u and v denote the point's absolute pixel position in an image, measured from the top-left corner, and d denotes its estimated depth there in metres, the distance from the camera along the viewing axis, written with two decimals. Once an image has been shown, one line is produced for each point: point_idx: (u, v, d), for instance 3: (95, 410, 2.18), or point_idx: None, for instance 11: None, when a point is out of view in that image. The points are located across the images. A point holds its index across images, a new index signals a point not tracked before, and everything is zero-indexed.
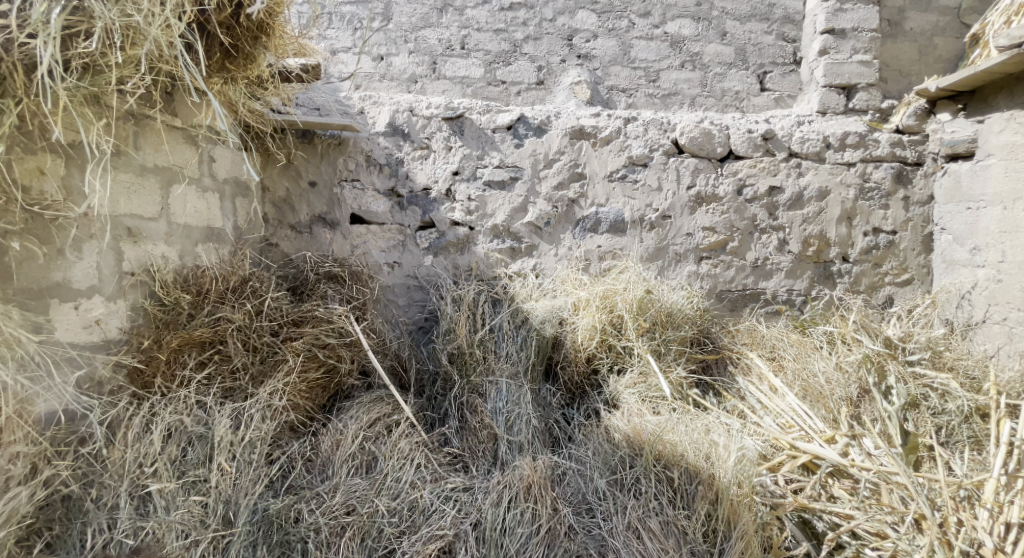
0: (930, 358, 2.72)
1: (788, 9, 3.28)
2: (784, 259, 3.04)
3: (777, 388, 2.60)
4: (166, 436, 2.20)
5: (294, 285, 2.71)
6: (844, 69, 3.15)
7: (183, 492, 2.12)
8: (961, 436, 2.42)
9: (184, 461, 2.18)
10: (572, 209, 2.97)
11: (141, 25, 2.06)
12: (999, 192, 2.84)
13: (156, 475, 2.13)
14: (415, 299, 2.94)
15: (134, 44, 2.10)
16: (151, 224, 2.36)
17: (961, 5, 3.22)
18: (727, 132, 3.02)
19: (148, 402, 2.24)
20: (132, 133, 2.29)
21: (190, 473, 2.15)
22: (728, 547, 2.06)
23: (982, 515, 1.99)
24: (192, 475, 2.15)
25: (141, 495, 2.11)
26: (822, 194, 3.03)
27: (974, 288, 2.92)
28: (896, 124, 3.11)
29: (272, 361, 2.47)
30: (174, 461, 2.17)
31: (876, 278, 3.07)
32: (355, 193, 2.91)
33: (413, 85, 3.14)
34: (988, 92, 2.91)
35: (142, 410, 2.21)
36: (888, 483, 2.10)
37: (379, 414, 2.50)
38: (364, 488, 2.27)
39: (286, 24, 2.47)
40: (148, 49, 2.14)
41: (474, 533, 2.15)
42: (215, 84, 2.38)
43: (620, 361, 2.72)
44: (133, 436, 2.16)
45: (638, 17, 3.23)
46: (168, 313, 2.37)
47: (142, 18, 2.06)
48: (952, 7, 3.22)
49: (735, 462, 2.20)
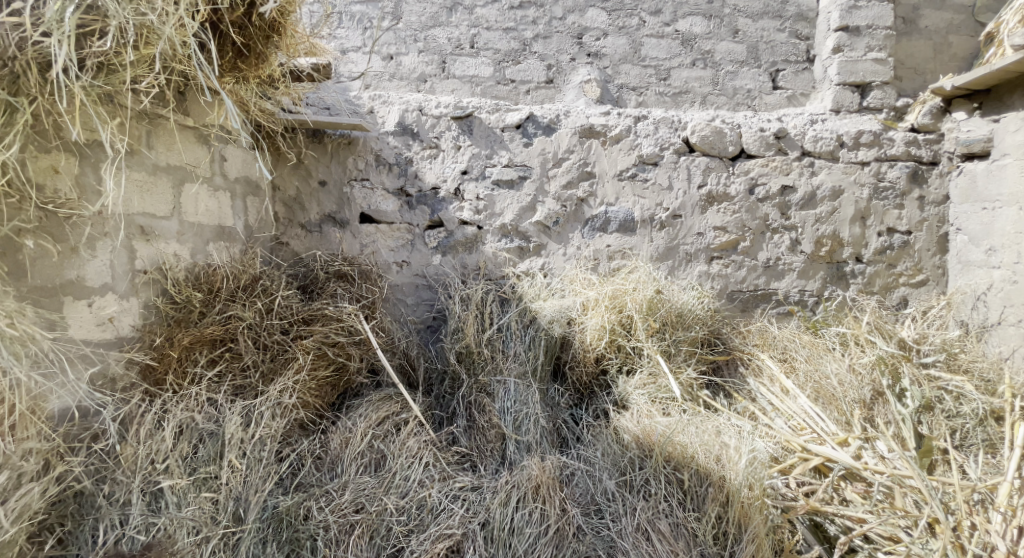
0: (945, 360, 2.68)
1: (801, 7, 3.24)
2: (797, 259, 3.00)
3: (789, 390, 2.57)
4: (177, 433, 2.22)
5: (304, 284, 2.72)
6: (859, 67, 3.10)
7: (194, 489, 2.15)
8: (975, 439, 2.37)
9: (195, 458, 2.20)
10: (581, 209, 2.96)
11: (154, 24, 2.08)
12: (1015, 192, 2.78)
13: (168, 471, 2.15)
14: (424, 298, 2.93)
15: (148, 44, 2.12)
16: (163, 222, 2.38)
17: (976, 3, 3.16)
18: (739, 131, 2.99)
19: (159, 399, 2.26)
20: (145, 132, 2.31)
21: (201, 470, 2.17)
22: (739, 549, 2.04)
23: (995, 519, 1.97)
24: (203, 472, 2.17)
25: (152, 491, 2.13)
26: (835, 194, 2.99)
27: (990, 290, 2.86)
28: (912, 123, 3.05)
29: (281, 359, 2.48)
30: (185, 458, 2.19)
31: (891, 279, 3.02)
32: (365, 192, 2.92)
33: (421, 85, 3.14)
34: (1004, 91, 2.85)
35: (154, 407, 2.23)
36: (901, 487, 2.08)
37: (388, 412, 2.50)
38: (373, 486, 2.27)
39: (297, 24, 2.47)
40: (162, 49, 2.16)
41: (482, 533, 2.14)
42: (227, 83, 2.39)
43: (629, 362, 2.69)
44: (145, 433, 2.19)
45: (649, 15, 3.21)
46: (180, 310, 2.39)
47: (156, 17, 2.07)
48: (967, 5, 3.17)
49: (746, 464, 2.18)
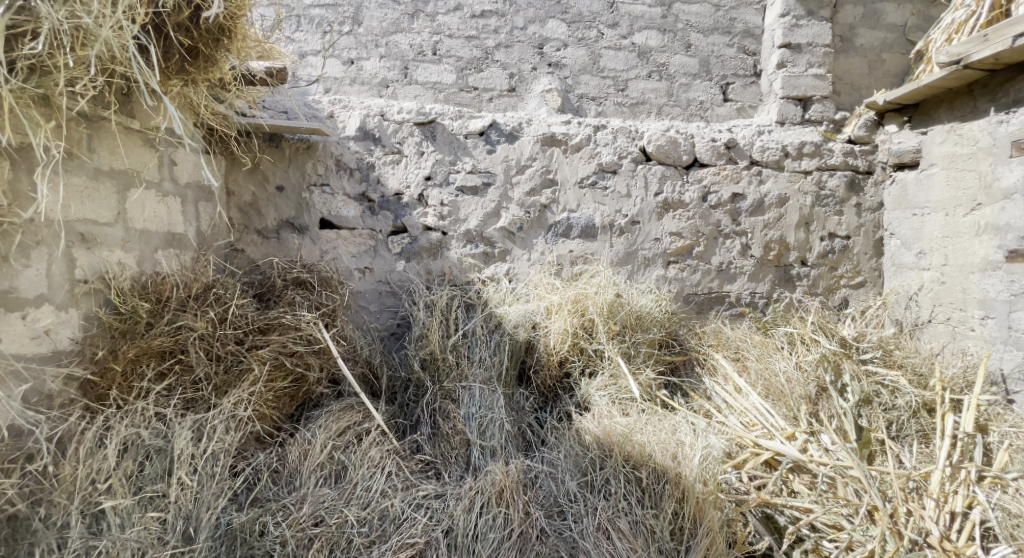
0: (882, 356, 2.82)
1: (748, 23, 3.26)
2: (747, 263, 3.10)
3: (741, 388, 2.68)
4: (121, 450, 2.16)
5: (260, 292, 2.65)
6: (801, 82, 3.17)
7: (139, 509, 2.09)
8: (910, 430, 2.53)
9: (141, 476, 2.15)
10: (544, 215, 3.00)
11: (90, 26, 2.01)
12: (941, 200, 2.93)
13: (110, 492, 2.10)
14: (387, 304, 2.91)
15: (84, 46, 2.05)
16: (107, 229, 2.28)
17: (906, 22, 3.23)
18: (693, 141, 3.06)
19: (102, 415, 2.18)
20: (86, 136, 2.21)
21: (147, 489, 2.13)
22: (694, 544, 2.11)
23: (928, 505, 2.16)
24: (149, 491, 2.12)
25: (93, 513, 2.07)
26: (781, 201, 3.09)
27: (921, 290, 3.01)
28: (849, 135, 3.17)
29: (236, 371, 2.41)
30: (130, 477, 2.14)
31: (833, 281, 3.14)
32: (325, 198, 2.87)
33: (384, 90, 3.07)
34: (931, 106, 2.99)
35: (96, 424, 2.16)
36: (843, 477, 2.25)
37: (349, 423, 2.47)
38: (333, 498, 2.24)
39: (249, 27, 2.41)
40: (99, 51, 2.09)
41: (445, 540, 2.16)
42: (173, 87, 2.32)
43: (590, 364, 2.74)
44: (86, 452, 2.12)
45: (607, 28, 3.19)
46: (125, 322, 2.30)
47: (91, 19, 2.01)
48: (898, 25, 3.23)
49: (699, 462, 2.28)
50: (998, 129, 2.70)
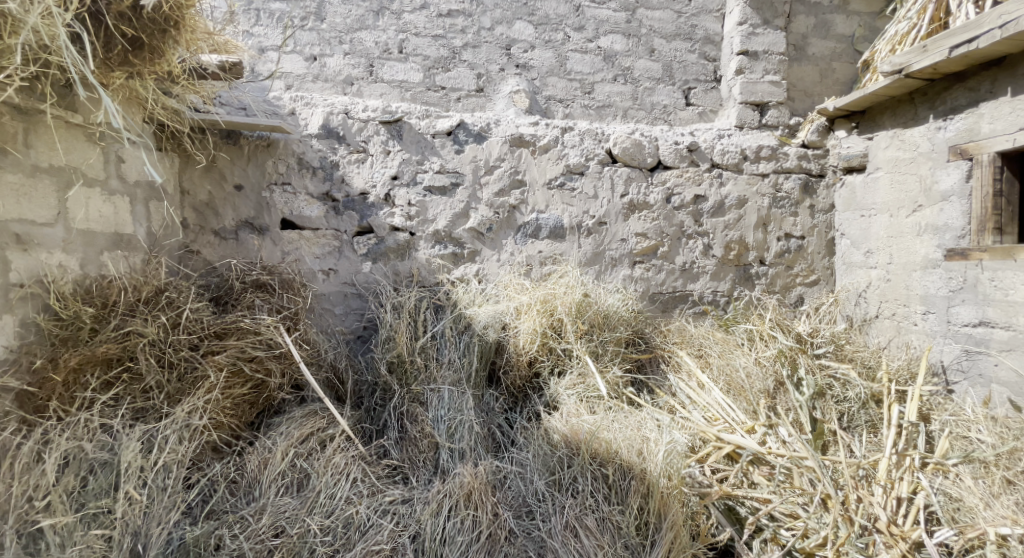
0: (834, 351, 2.96)
1: (708, 30, 3.36)
2: (708, 263, 3.18)
3: (704, 384, 2.75)
4: (63, 465, 2.03)
5: (216, 295, 2.55)
6: (758, 88, 3.28)
7: (82, 526, 1.96)
8: (860, 421, 2.66)
9: (84, 492, 2.02)
10: (513, 216, 2.99)
11: (17, 13, 1.87)
12: (886, 202, 3.08)
13: (49, 509, 1.96)
14: (353, 307, 2.85)
15: (12, 34, 1.91)
16: (45, 230, 2.13)
17: (854, 33, 3.39)
18: (657, 143, 3.12)
19: (40, 428, 2.04)
20: (21, 130, 2.07)
21: (91, 505, 2.00)
22: (659, 538, 2.13)
23: (877, 491, 2.26)
24: (93, 507, 1.99)
25: (30, 533, 1.92)
26: (740, 203, 3.19)
27: (868, 287, 3.16)
28: (802, 140, 3.30)
29: (190, 378, 2.30)
30: (71, 493, 2.01)
31: (789, 279, 3.26)
32: (286, 197, 2.80)
33: (349, 88, 3.00)
34: (876, 112, 3.15)
35: (34, 438, 2.02)
36: (799, 467, 2.31)
37: (312, 429, 2.39)
38: (294, 507, 2.16)
39: (198, 18, 2.29)
40: (28, 40, 1.95)
41: (412, 546, 2.12)
42: (117, 79, 2.18)
43: (560, 363, 2.76)
44: (23, 467, 1.97)
45: (573, 31, 3.21)
46: (66, 328, 2.16)
47: (18, 5, 1.87)
48: (847, 35, 3.39)
49: (664, 456, 2.30)
50: (937, 135, 2.88)
